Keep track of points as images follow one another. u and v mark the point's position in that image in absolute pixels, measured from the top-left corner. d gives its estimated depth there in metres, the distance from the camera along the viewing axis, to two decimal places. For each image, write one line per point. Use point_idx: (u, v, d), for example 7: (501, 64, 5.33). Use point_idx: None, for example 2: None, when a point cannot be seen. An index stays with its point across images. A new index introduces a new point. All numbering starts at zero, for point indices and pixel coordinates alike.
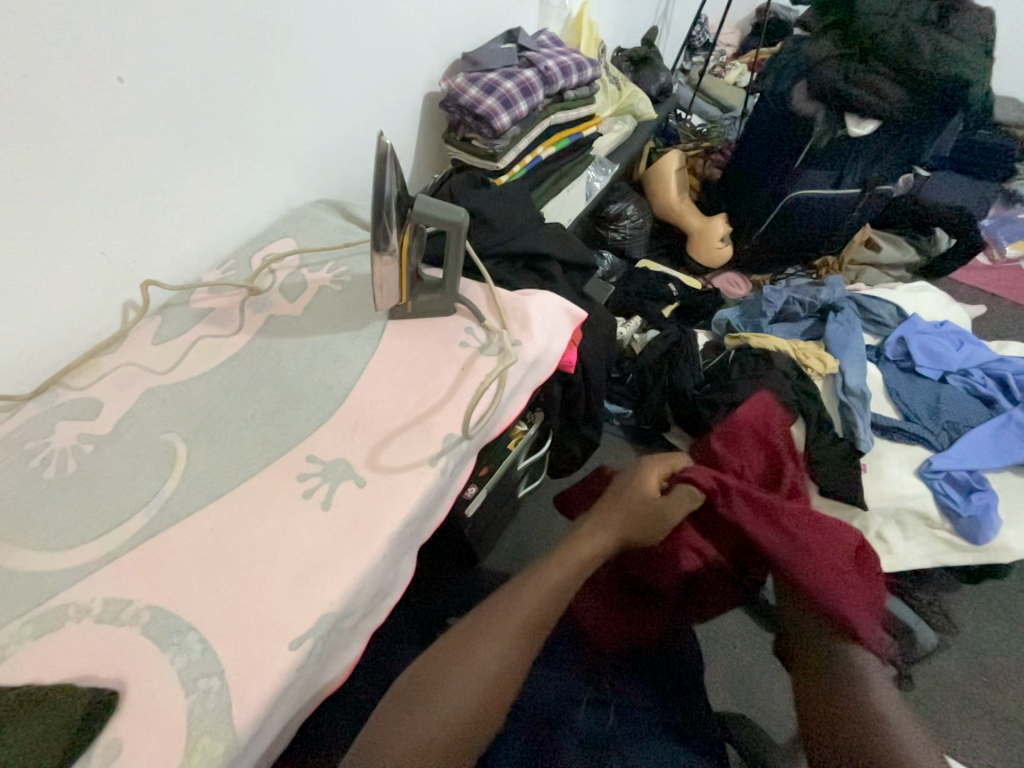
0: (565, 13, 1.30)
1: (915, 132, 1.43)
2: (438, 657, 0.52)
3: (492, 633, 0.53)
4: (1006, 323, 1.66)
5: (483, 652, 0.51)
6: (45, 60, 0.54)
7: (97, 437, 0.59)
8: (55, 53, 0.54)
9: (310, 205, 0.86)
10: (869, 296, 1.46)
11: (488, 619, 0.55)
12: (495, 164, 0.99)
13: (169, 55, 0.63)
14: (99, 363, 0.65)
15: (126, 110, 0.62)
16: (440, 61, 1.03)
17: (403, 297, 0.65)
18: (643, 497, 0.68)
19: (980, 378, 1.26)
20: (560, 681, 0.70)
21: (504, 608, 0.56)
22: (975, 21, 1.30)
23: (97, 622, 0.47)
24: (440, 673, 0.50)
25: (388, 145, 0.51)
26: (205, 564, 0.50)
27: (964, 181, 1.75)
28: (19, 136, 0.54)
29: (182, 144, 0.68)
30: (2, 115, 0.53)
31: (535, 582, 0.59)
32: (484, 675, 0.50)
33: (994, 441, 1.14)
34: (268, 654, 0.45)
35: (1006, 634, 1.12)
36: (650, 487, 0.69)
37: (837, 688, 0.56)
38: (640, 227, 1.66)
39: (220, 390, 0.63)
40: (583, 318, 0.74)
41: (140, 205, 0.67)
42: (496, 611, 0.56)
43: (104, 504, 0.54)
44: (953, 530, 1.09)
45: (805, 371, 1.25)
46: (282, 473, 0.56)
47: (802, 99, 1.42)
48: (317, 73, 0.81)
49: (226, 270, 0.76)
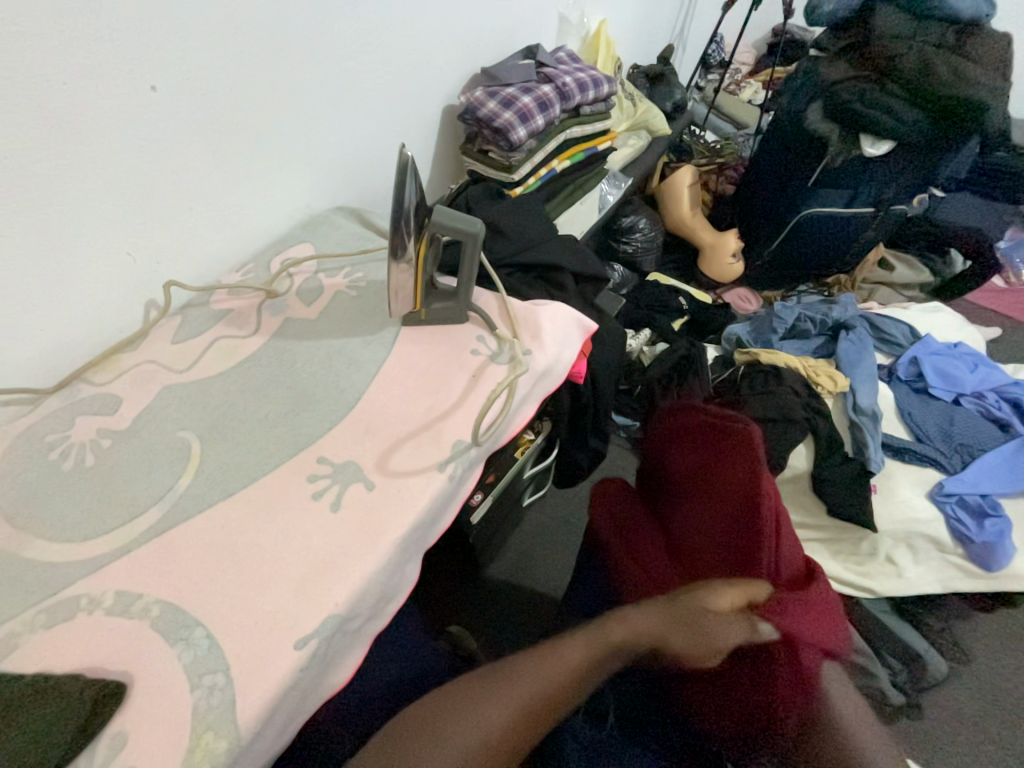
0: (583, 30, 1.33)
1: (930, 154, 1.43)
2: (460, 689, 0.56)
3: (501, 687, 0.56)
4: (1022, 347, 1.64)
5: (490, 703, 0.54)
6: (84, 69, 0.56)
7: (115, 432, 0.60)
8: (93, 60, 0.56)
9: (329, 212, 0.88)
10: (881, 316, 1.45)
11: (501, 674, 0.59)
12: (511, 175, 1.01)
13: (200, 61, 0.65)
14: (119, 360, 0.67)
15: (159, 116, 0.64)
16: (460, 75, 1.05)
17: (418, 304, 0.67)
18: (708, 641, 0.59)
19: (994, 401, 1.24)
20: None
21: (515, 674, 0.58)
22: (993, 43, 1.30)
23: (108, 613, 0.48)
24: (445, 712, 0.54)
25: (408, 156, 0.52)
26: (214, 561, 0.51)
27: (980, 203, 1.75)
28: (56, 140, 0.57)
29: (208, 148, 0.71)
30: (42, 118, 0.55)
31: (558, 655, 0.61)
32: (488, 724, 0.52)
33: (1008, 466, 1.12)
34: (274, 651, 0.46)
35: (1019, 665, 1.09)
36: (721, 634, 0.58)
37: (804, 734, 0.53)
38: (652, 240, 1.67)
39: (235, 390, 0.64)
40: (594, 330, 0.75)
41: (167, 208, 0.69)
42: (524, 669, 0.59)
43: (119, 499, 0.55)
44: (964, 555, 1.08)
45: (815, 389, 1.24)
46: (293, 474, 0.57)
47: (818, 118, 1.42)
48: (340, 82, 0.83)
49: (245, 273, 0.78)
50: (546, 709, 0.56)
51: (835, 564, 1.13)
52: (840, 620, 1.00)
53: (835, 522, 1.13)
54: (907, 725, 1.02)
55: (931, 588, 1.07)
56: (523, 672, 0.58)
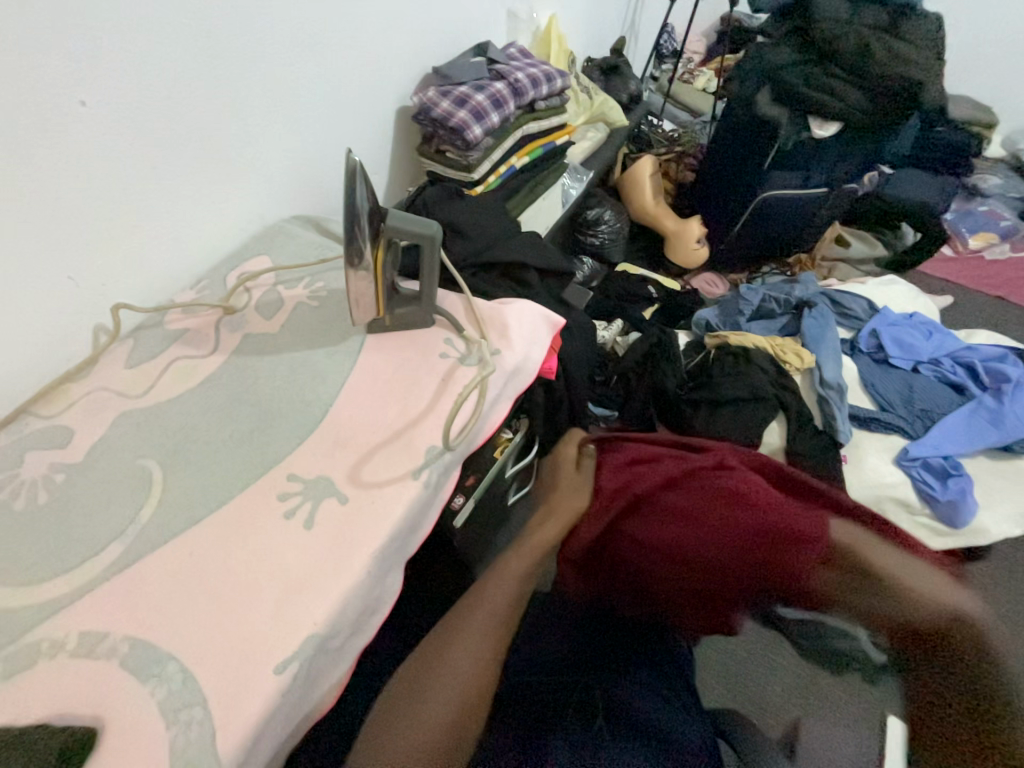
0: (533, 25, 1.33)
1: (874, 132, 1.49)
2: (419, 665, 0.52)
3: (458, 634, 0.53)
4: (972, 312, 1.72)
5: (456, 655, 0.51)
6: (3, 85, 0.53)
7: (69, 465, 0.57)
8: (12, 76, 0.53)
9: (284, 222, 0.86)
10: (841, 291, 1.50)
11: (454, 623, 0.55)
12: (470, 174, 1.00)
13: (131, 70, 0.62)
14: (69, 390, 0.64)
15: (91, 132, 0.61)
16: (412, 74, 1.04)
17: (381, 312, 0.65)
18: (579, 486, 0.73)
19: (950, 366, 1.29)
20: (553, 688, 0.68)
21: (475, 596, 0.58)
22: (924, 24, 1.35)
23: (73, 656, 0.45)
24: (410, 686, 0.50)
25: (356, 160, 0.51)
26: (183, 591, 0.49)
27: (925, 177, 1.82)
28: None
29: (148, 162, 0.67)
30: None
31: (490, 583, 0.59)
32: (459, 677, 0.50)
33: (966, 427, 1.18)
34: (252, 680, 0.44)
35: (989, 615, 1.15)
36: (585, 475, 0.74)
37: (949, 670, 0.48)
38: (618, 231, 1.68)
39: (197, 412, 0.62)
40: (562, 324, 0.75)
41: (109, 227, 0.66)
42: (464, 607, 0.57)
43: (78, 536, 0.52)
44: (932, 515, 1.12)
45: (784, 367, 1.27)
46: (262, 494, 0.55)
47: (767, 103, 1.46)
48: (285, 87, 0.81)
49: (199, 289, 0.75)
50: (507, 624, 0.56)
51: None
52: None
53: None
54: None
55: None
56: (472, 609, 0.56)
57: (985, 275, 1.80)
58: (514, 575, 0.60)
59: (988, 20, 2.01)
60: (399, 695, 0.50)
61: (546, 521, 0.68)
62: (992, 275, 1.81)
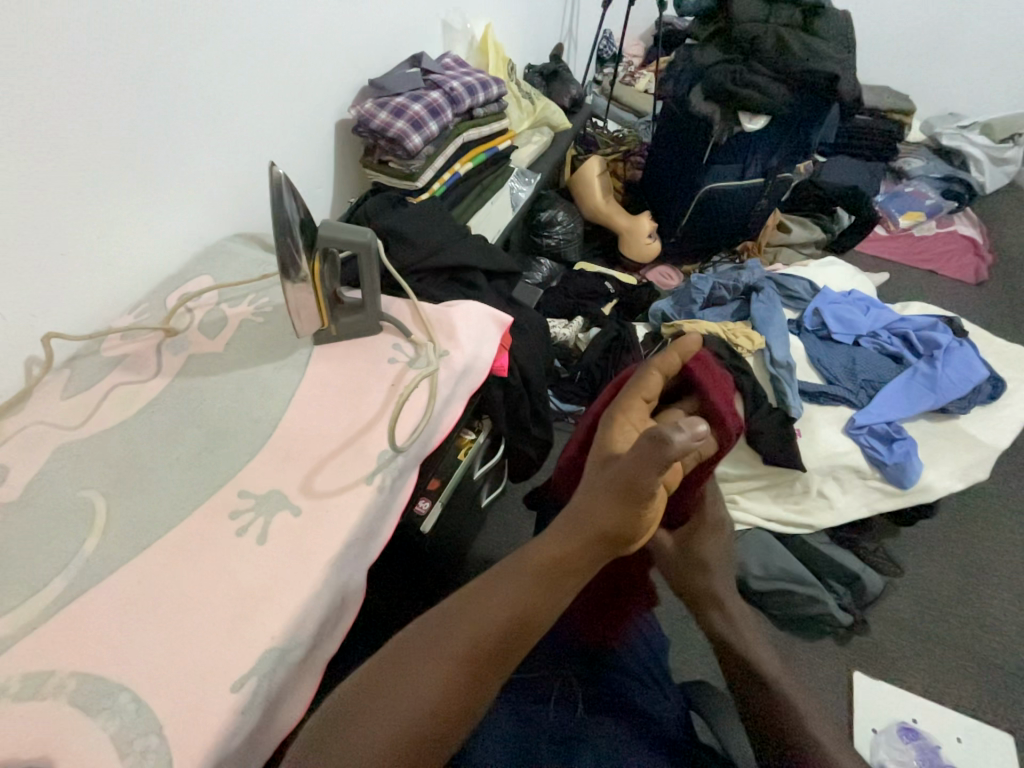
0: (469, 36, 1.35)
1: (802, 125, 1.57)
2: (399, 657, 0.45)
3: (440, 644, 0.45)
4: (907, 286, 1.83)
5: (417, 682, 0.43)
6: None
7: (4, 504, 0.55)
8: None
9: (226, 241, 0.85)
10: (784, 274, 1.58)
11: (446, 622, 0.47)
12: (414, 183, 1.01)
13: (47, 99, 0.61)
14: (1, 426, 0.62)
15: (7, 159, 0.59)
16: (349, 87, 1.04)
17: (327, 323, 0.66)
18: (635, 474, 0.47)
19: (887, 337, 1.38)
20: (529, 682, 0.69)
21: (473, 604, 0.48)
22: (835, 24, 1.45)
23: (16, 700, 0.44)
24: (391, 675, 0.44)
25: (280, 174, 0.52)
26: (132, 619, 0.48)
27: (853, 163, 1.94)
28: None
29: (68, 187, 0.65)
30: None
31: (492, 592, 0.48)
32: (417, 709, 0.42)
33: (905, 393, 1.26)
34: (206, 700, 0.44)
35: (943, 568, 1.22)
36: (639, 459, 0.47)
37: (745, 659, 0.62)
38: (572, 231, 1.72)
39: (141, 437, 0.60)
40: (510, 322, 0.76)
41: (35, 257, 0.64)
42: (459, 610, 0.48)
43: (16, 575, 0.50)
44: (882, 478, 1.19)
45: (736, 350, 1.32)
46: (213, 514, 0.54)
47: (699, 100, 1.52)
48: (215, 105, 0.80)
49: (139, 314, 0.73)
50: (496, 658, 0.45)
51: (776, 507, 1.21)
52: (788, 559, 1.10)
53: (770, 469, 1.21)
54: (859, 642, 1.11)
55: (861, 513, 1.18)
56: (466, 618, 0.47)
57: (916, 251, 1.93)
58: (513, 599, 0.47)
59: (896, 16, 2.16)
60: (361, 689, 0.44)
61: (567, 537, 0.49)
62: (921, 250, 1.93)
